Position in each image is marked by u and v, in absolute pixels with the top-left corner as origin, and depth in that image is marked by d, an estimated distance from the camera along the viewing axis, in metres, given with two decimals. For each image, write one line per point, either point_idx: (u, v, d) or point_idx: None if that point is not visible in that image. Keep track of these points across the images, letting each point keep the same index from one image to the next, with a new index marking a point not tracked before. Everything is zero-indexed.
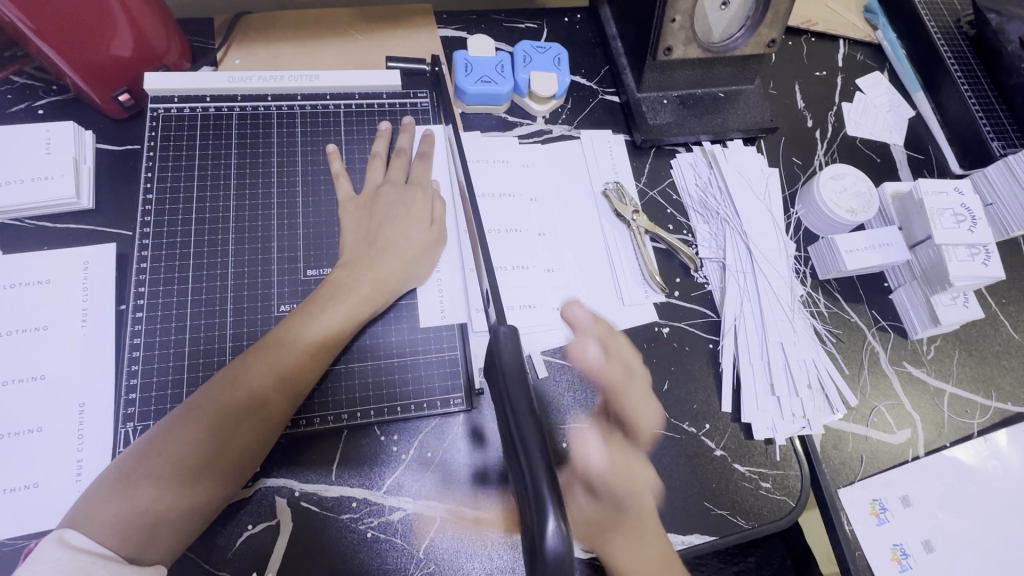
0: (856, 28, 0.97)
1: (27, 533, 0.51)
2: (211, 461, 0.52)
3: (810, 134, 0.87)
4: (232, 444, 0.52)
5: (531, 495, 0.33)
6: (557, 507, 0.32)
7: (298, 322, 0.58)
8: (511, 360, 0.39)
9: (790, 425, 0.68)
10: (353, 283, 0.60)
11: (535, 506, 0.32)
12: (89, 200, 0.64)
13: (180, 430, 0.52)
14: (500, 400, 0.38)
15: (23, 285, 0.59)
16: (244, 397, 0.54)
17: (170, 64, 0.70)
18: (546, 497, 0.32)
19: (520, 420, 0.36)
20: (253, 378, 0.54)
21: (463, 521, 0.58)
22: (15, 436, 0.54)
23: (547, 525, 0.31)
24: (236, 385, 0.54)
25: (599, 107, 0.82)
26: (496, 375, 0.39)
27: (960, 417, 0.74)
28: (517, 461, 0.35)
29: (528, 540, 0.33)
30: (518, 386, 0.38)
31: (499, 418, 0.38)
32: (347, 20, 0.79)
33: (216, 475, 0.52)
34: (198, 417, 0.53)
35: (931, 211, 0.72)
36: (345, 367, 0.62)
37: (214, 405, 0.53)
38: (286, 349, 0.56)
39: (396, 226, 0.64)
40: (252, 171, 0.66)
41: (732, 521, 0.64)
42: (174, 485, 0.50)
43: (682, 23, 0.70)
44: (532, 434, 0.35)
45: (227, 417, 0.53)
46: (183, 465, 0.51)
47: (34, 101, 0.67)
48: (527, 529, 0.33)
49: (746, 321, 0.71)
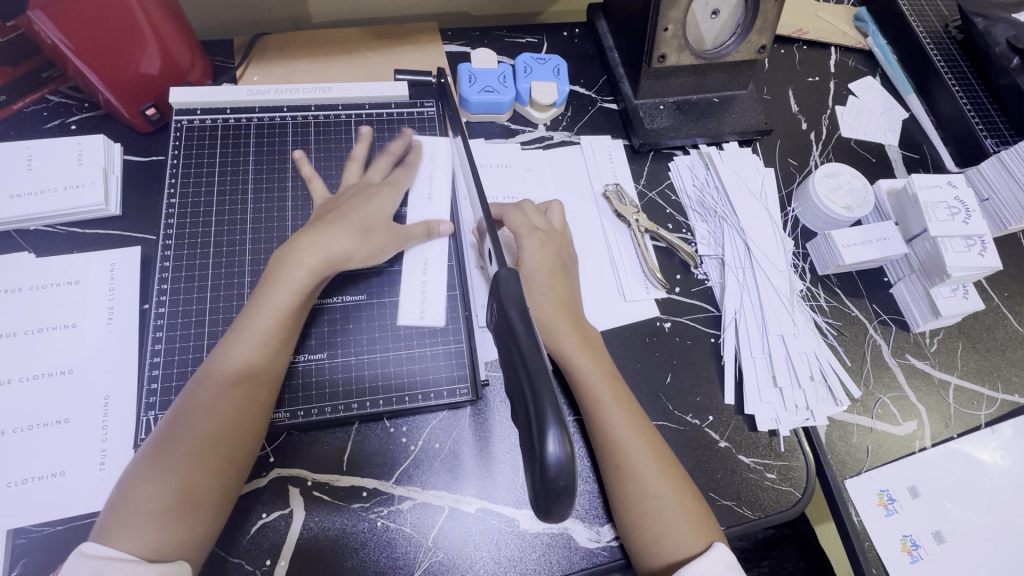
0: (847, 35, 1.00)
1: (55, 519, 0.53)
2: (214, 460, 0.52)
3: (805, 135, 0.90)
4: (225, 440, 0.53)
5: (534, 416, 0.36)
6: (559, 425, 0.35)
7: (255, 309, 0.58)
8: (510, 296, 0.41)
9: (794, 416, 0.69)
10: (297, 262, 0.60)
11: (538, 425, 0.36)
12: (116, 206, 0.68)
13: (174, 437, 0.52)
14: (510, 345, 0.40)
15: (54, 286, 0.62)
16: (227, 390, 0.54)
17: (194, 81, 0.75)
18: (548, 418, 0.35)
19: (524, 349, 0.38)
20: (231, 369, 0.55)
21: (471, 510, 0.60)
22: (44, 426, 0.56)
23: (549, 441, 0.35)
24: (215, 385, 0.55)
25: (598, 114, 0.86)
26: (499, 310, 0.42)
27: (966, 408, 0.74)
28: (524, 396, 0.37)
29: (531, 458, 0.36)
30: (523, 325, 0.40)
31: (511, 374, 0.40)
32: (357, 38, 0.84)
33: (223, 471, 0.53)
34: (191, 419, 0.53)
35: (925, 205, 0.74)
36: (303, 361, 0.63)
37: (200, 407, 0.54)
38: (251, 338, 0.57)
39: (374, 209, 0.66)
40: (269, 176, 0.70)
41: (739, 512, 0.64)
42: (185, 489, 0.51)
43: (675, 32, 0.74)
44: (541, 375, 0.37)
45: (214, 414, 0.53)
46: (191, 466, 0.51)
47: (68, 118, 0.72)
48: (530, 447, 0.36)
49: (746, 314, 0.73)
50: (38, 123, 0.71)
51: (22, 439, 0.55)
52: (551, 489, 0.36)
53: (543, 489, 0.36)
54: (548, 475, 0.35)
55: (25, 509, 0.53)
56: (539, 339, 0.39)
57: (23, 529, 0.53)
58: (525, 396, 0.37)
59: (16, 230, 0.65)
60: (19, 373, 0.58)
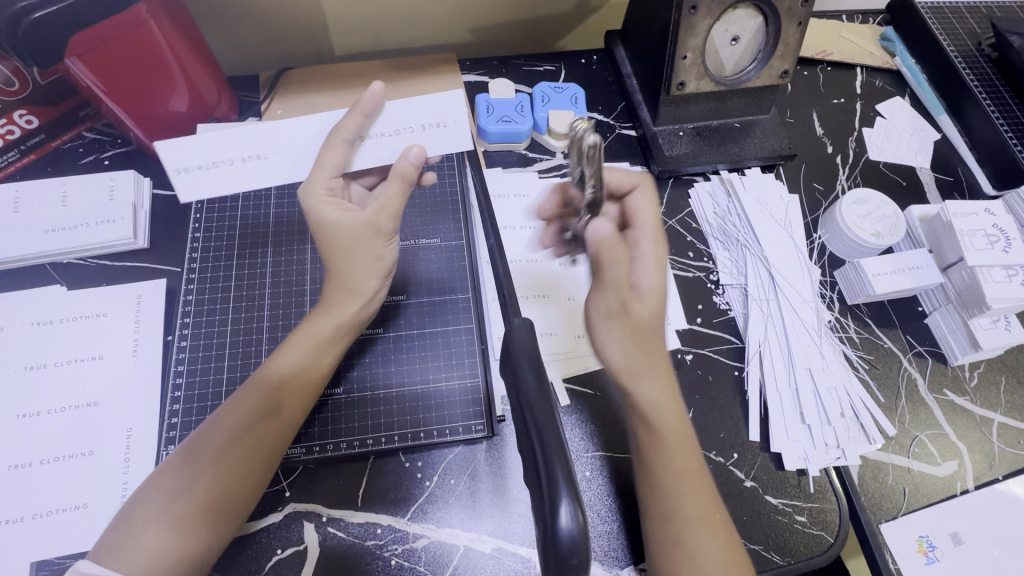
0: (873, 55, 0.97)
1: (76, 553, 0.54)
2: (225, 483, 0.52)
3: (831, 160, 0.88)
4: (241, 465, 0.53)
5: (545, 484, 0.35)
6: (571, 496, 0.34)
7: (299, 336, 0.59)
8: (522, 354, 0.41)
9: (824, 455, 0.66)
10: (346, 298, 0.60)
11: (550, 493, 0.34)
12: (144, 239, 0.69)
13: (192, 455, 0.53)
14: (518, 405, 0.40)
15: (83, 318, 0.64)
16: (252, 412, 0.55)
17: (220, 116, 0.77)
18: (560, 488, 0.34)
19: (536, 409, 0.38)
20: (258, 391, 0.56)
21: (486, 549, 0.58)
22: (70, 458, 0.58)
23: (561, 512, 0.34)
24: (239, 410, 0.55)
25: (616, 141, 0.85)
26: (511, 368, 0.41)
27: (1012, 448, 0.69)
28: (534, 456, 0.36)
29: (542, 528, 0.35)
30: (534, 384, 0.39)
31: (521, 433, 0.39)
32: (376, 70, 0.86)
33: (233, 496, 0.52)
34: (212, 440, 0.54)
35: (961, 232, 0.71)
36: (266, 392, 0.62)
37: (221, 429, 0.54)
38: (288, 363, 0.57)
39: (350, 213, 0.59)
40: (290, 210, 0.72)
41: (767, 557, 0.61)
42: (194, 507, 0.51)
43: (694, 59, 0.73)
44: (552, 436, 0.36)
45: (236, 438, 0.53)
46: (199, 487, 0.51)
47: (101, 154, 0.75)
48: (542, 517, 0.35)
49: (771, 347, 0.70)
50: (74, 159, 0.74)
51: (50, 470, 0.57)
52: (562, 565, 0.34)
53: (555, 562, 0.34)
54: (559, 550, 0.34)
55: (51, 542, 0.54)
56: (552, 398, 0.39)
57: (47, 561, 0.54)
58: (537, 465, 0.36)
59: (50, 263, 0.67)
60: (49, 406, 0.60)
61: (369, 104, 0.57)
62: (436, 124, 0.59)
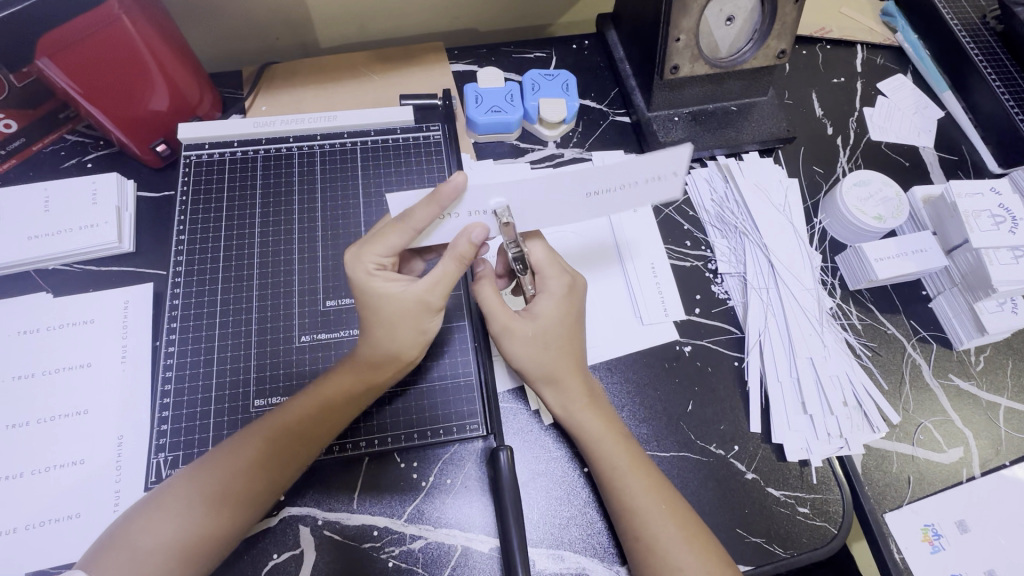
0: (874, 31, 0.94)
1: (71, 562, 0.54)
2: (256, 479, 0.53)
3: (831, 141, 0.85)
4: (276, 466, 0.54)
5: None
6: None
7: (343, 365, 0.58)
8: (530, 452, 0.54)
9: (827, 445, 0.64)
10: (385, 361, 0.57)
11: None
12: (130, 243, 0.68)
13: (229, 448, 0.54)
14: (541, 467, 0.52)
15: (70, 325, 0.64)
16: (294, 417, 0.56)
17: (203, 114, 0.75)
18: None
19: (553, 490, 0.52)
20: (276, 424, 0.55)
21: (484, 549, 0.58)
22: (62, 468, 0.57)
23: None
24: (281, 413, 0.56)
25: (610, 128, 0.83)
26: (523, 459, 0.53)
27: (1018, 432, 0.68)
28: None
29: None
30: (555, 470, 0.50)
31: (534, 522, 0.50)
32: (361, 61, 0.83)
33: (261, 493, 0.54)
34: (250, 438, 0.55)
35: (966, 213, 0.69)
36: (257, 405, 0.61)
37: (263, 427, 0.55)
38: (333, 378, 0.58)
39: (400, 286, 0.56)
40: (275, 209, 0.70)
41: (769, 550, 0.60)
42: (219, 499, 0.52)
43: (687, 41, 0.71)
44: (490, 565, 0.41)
45: (275, 439, 0.54)
46: (231, 479, 0.53)
47: (84, 156, 0.73)
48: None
49: (771, 336, 0.69)
50: (56, 162, 0.72)
51: (40, 481, 0.57)
52: None
53: None
54: None
55: (44, 552, 0.54)
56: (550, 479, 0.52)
57: (42, 571, 0.54)
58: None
59: (35, 270, 0.66)
60: (38, 416, 0.59)
61: (448, 196, 0.50)
62: (657, 178, 0.51)
